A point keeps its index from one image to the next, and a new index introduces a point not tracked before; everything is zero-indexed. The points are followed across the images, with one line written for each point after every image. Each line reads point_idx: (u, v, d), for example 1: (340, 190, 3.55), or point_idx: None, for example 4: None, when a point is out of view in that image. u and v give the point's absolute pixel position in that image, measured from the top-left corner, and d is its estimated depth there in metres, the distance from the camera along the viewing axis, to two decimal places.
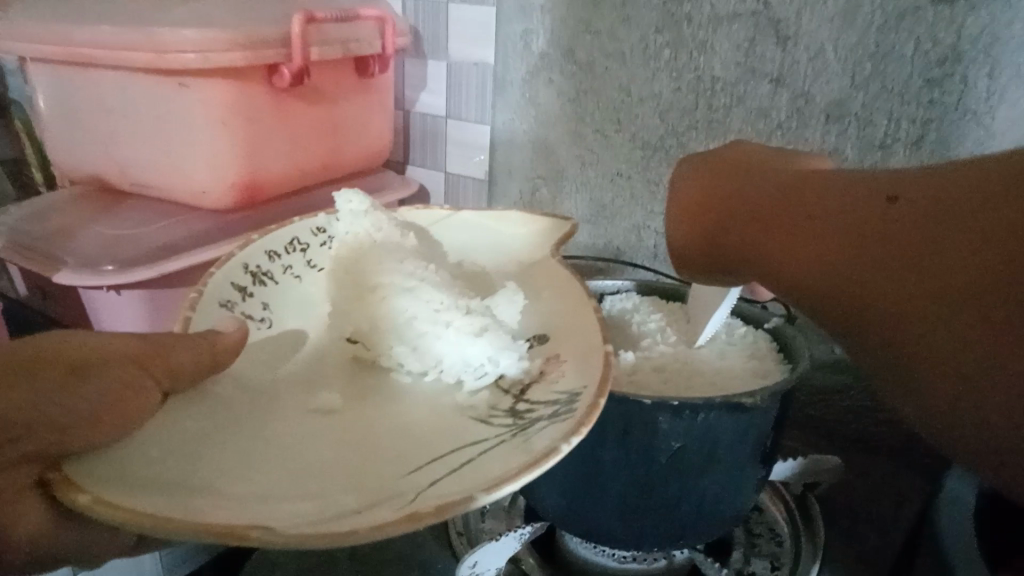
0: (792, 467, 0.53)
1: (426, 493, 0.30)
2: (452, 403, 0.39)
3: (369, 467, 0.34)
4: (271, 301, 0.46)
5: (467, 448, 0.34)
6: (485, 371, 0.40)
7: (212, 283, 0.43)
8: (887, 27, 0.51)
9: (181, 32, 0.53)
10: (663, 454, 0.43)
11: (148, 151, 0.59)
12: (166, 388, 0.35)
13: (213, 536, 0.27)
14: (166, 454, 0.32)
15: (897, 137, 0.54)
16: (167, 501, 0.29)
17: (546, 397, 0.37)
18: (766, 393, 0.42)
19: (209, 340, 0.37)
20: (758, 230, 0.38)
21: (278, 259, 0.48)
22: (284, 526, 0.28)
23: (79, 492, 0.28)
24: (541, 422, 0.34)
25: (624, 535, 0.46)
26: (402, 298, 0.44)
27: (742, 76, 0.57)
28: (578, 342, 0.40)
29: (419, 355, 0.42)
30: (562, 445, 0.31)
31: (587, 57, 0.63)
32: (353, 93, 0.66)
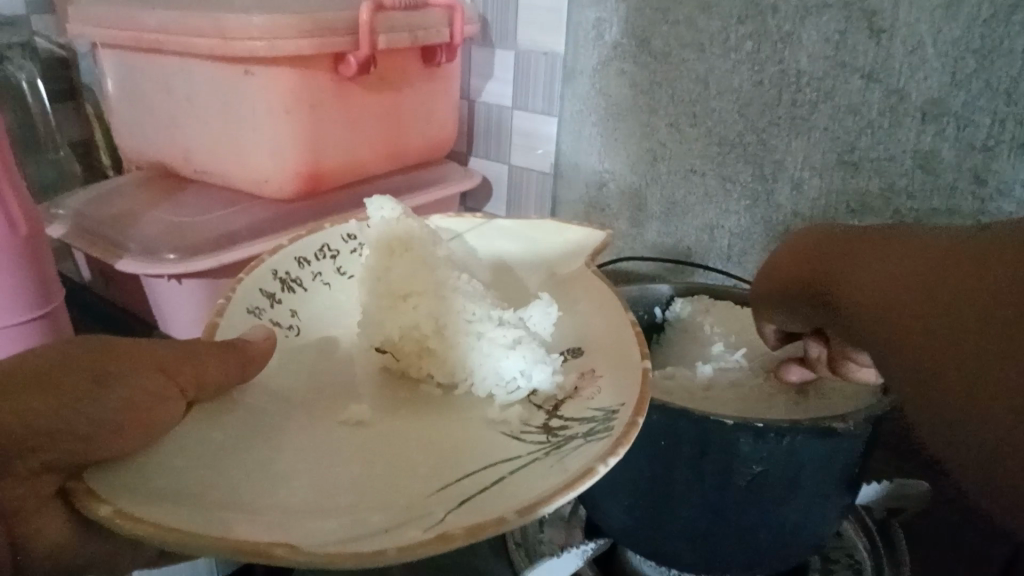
0: (877, 490, 0.50)
1: (458, 514, 0.26)
2: (482, 419, 0.35)
3: (393, 483, 0.29)
4: (300, 309, 0.41)
5: (493, 466, 0.29)
6: (517, 387, 0.36)
7: (240, 289, 0.39)
8: (996, 20, 0.47)
9: (247, 17, 0.51)
10: (742, 478, 0.37)
11: (212, 140, 0.58)
12: (192, 398, 0.31)
13: (236, 550, 0.23)
14: (192, 463, 0.28)
15: (1001, 139, 0.49)
16: (195, 516, 0.25)
17: (579, 414, 0.32)
18: (860, 417, 0.36)
19: (238, 349, 0.34)
20: (840, 278, 0.35)
21: (308, 265, 0.44)
22: (311, 544, 0.24)
23: (100, 502, 0.25)
24: (575, 441, 0.30)
25: (693, 561, 0.40)
26: (437, 303, 0.40)
27: (830, 71, 0.53)
28: (615, 356, 0.36)
29: (451, 365, 0.38)
30: (599, 465, 0.27)
31: (663, 46, 0.59)
32: (418, 82, 0.63)
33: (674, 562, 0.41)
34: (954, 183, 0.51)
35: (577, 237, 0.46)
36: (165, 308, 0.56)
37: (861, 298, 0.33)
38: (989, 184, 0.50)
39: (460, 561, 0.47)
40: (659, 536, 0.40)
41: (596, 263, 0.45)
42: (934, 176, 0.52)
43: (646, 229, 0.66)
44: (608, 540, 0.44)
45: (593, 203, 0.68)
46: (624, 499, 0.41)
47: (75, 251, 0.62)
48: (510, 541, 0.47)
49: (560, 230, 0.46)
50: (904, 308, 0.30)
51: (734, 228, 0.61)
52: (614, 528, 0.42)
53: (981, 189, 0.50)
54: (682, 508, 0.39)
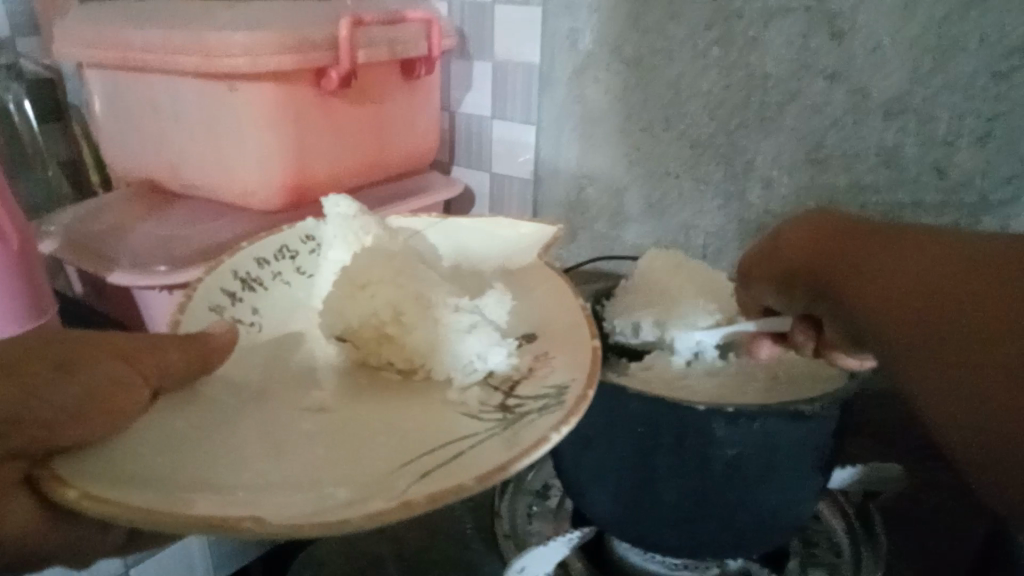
0: (851, 475, 0.50)
1: (419, 485, 0.27)
2: (440, 400, 0.36)
3: (355, 459, 0.31)
4: (262, 307, 0.43)
5: (452, 442, 0.31)
6: (475, 368, 0.37)
7: (199, 290, 0.41)
8: (951, 19, 0.49)
9: (230, 35, 0.53)
10: (719, 461, 0.38)
11: (198, 155, 0.59)
12: (155, 387, 0.32)
13: (204, 524, 0.25)
14: (155, 449, 0.30)
15: (961, 133, 0.51)
16: (161, 496, 0.26)
17: (534, 392, 0.34)
18: (828, 399, 0.38)
19: (200, 341, 0.34)
20: (850, 261, 0.35)
21: (267, 266, 0.45)
22: (278, 516, 0.25)
23: (66, 487, 0.26)
24: (530, 415, 0.31)
25: (675, 544, 0.41)
26: (393, 290, 0.41)
27: (795, 72, 0.55)
28: (568, 337, 0.38)
29: (410, 350, 0.40)
30: (552, 434, 0.29)
31: (634, 53, 0.61)
32: (398, 94, 0.65)
33: (657, 546, 0.42)
34: (918, 176, 0.53)
35: (527, 232, 0.48)
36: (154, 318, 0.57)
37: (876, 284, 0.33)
38: (951, 177, 0.52)
39: (451, 554, 0.48)
40: (642, 520, 0.42)
41: (548, 255, 0.47)
42: (900, 171, 0.54)
43: (626, 230, 0.67)
44: (594, 528, 0.46)
45: (573, 206, 0.70)
46: (607, 486, 0.42)
47: (66, 268, 0.63)
48: (499, 533, 0.49)
49: (513, 225, 0.48)
50: (924, 295, 0.30)
51: (710, 228, 0.63)
52: (600, 515, 0.43)
53: (944, 182, 0.53)
54: (663, 492, 0.40)
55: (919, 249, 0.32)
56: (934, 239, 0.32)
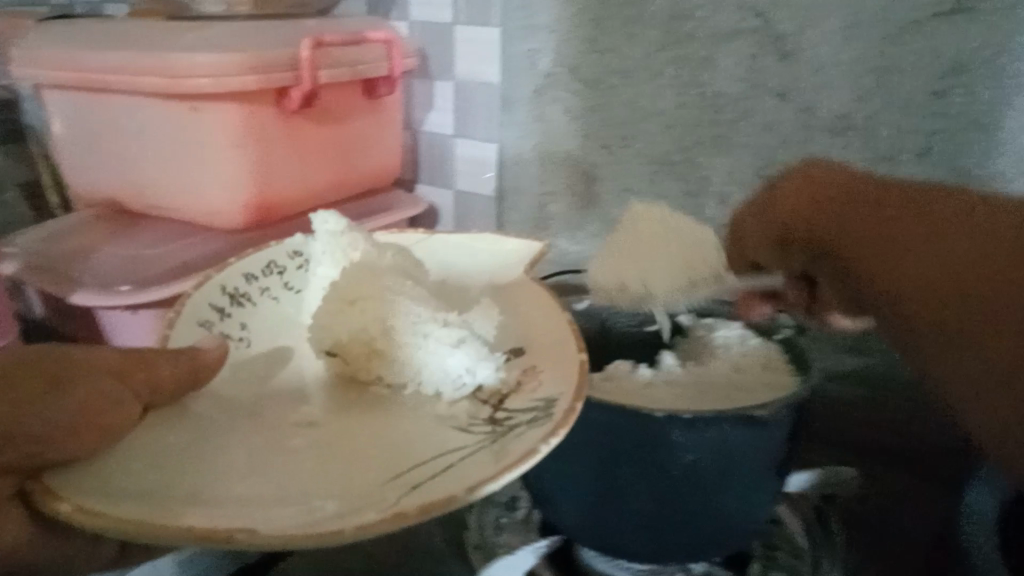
0: (808, 479, 0.52)
1: (409, 497, 0.28)
2: (431, 413, 0.37)
3: (347, 475, 0.32)
4: (251, 322, 0.44)
5: (443, 455, 0.32)
6: (464, 383, 0.38)
7: (188, 304, 0.42)
8: (890, 41, 0.52)
9: (193, 57, 0.54)
10: (677, 468, 0.40)
11: (162, 176, 0.60)
12: (146, 402, 0.33)
13: (197, 537, 0.26)
14: (147, 463, 0.31)
15: (903, 148, 0.54)
16: (151, 508, 0.28)
17: (523, 405, 0.35)
18: (779, 404, 0.40)
19: (190, 356, 0.35)
20: (840, 212, 0.40)
21: (256, 280, 0.46)
22: (267, 529, 0.26)
23: (58, 500, 0.27)
24: (520, 427, 0.32)
25: (639, 550, 0.43)
26: (383, 306, 0.41)
27: (746, 91, 0.57)
28: (556, 352, 0.39)
29: (400, 366, 0.40)
30: (540, 445, 0.30)
31: (592, 73, 0.63)
32: (361, 114, 0.66)
33: (621, 553, 0.43)
34: None
35: (513, 247, 0.49)
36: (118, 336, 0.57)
37: (890, 248, 0.37)
38: None
39: (422, 567, 0.49)
40: (608, 527, 0.43)
41: (533, 272, 0.48)
42: None
43: (588, 246, 0.69)
44: (561, 537, 0.47)
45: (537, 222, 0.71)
46: (574, 495, 0.43)
47: (25, 289, 0.63)
48: (468, 545, 0.49)
49: (498, 240, 0.49)
50: (957, 278, 0.34)
51: None
52: (568, 524, 0.44)
53: None
54: (627, 498, 0.41)
55: (895, 198, 0.38)
56: (894, 192, 0.39)
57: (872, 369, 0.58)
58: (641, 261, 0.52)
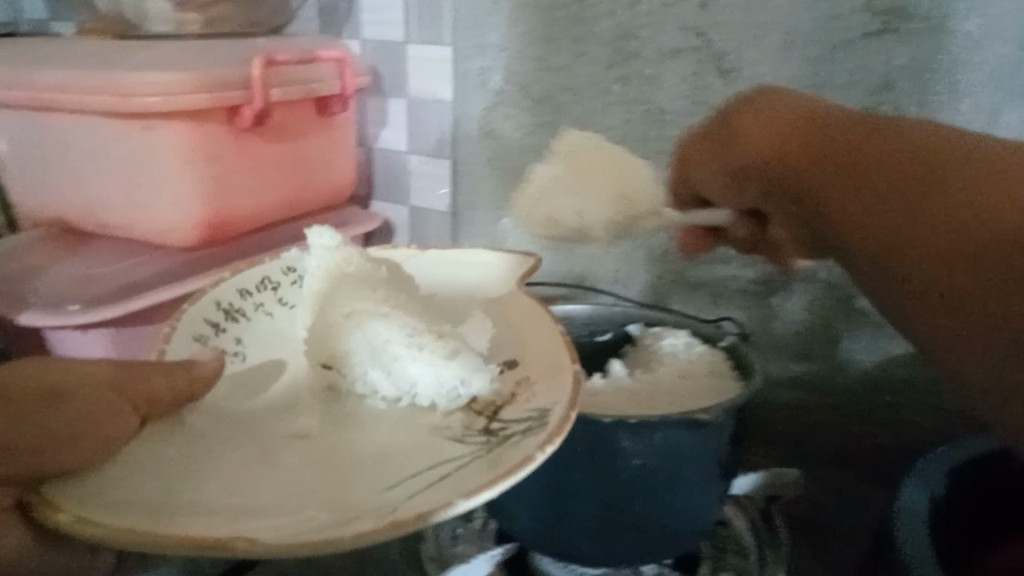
0: (752, 480, 0.53)
1: (407, 504, 0.29)
2: (426, 424, 0.38)
3: (343, 487, 0.32)
4: (245, 336, 0.44)
5: (438, 465, 0.33)
6: (459, 394, 0.39)
7: (185, 318, 0.42)
8: (822, 59, 0.54)
9: (142, 75, 0.54)
10: (625, 472, 0.41)
11: (113, 193, 0.59)
12: (144, 415, 0.34)
13: (195, 546, 0.27)
14: (147, 479, 0.32)
15: None
16: (147, 519, 0.29)
17: (518, 416, 0.35)
18: (721, 408, 0.41)
19: (187, 369, 0.36)
20: (809, 174, 0.39)
21: (250, 296, 0.47)
22: (268, 537, 0.27)
23: (57, 510, 0.29)
24: (516, 436, 0.33)
25: (591, 554, 0.44)
26: (377, 321, 0.42)
27: (689, 108, 0.60)
28: (546, 361, 0.39)
29: (393, 379, 0.40)
30: (538, 453, 0.31)
31: (542, 90, 0.65)
32: (315, 131, 0.67)
33: (574, 558, 0.44)
34: None
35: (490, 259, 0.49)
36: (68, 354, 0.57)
37: (850, 209, 0.36)
38: None
39: None
40: (560, 532, 0.44)
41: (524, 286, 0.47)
42: None
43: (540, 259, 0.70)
44: (515, 544, 0.49)
45: (492, 237, 0.72)
46: (528, 503, 0.44)
47: None
48: (425, 556, 0.50)
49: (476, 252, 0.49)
50: (905, 240, 0.34)
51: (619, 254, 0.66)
52: (521, 531, 0.45)
53: None
54: (576, 504, 0.42)
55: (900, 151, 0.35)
56: (903, 142, 0.36)
57: (810, 374, 0.60)
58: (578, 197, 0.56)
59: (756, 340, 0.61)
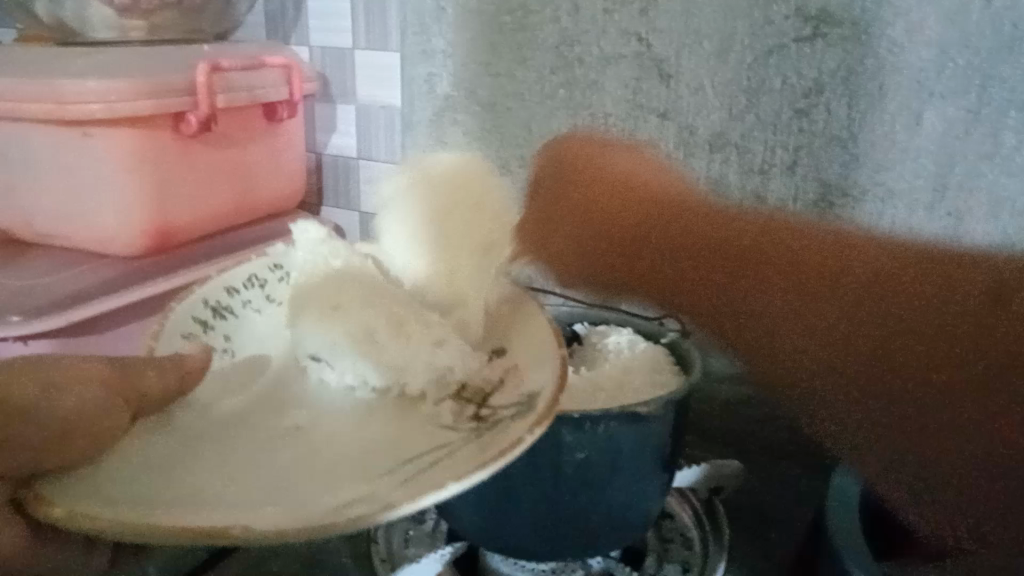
0: (695, 472, 0.55)
1: (401, 488, 0.31)
2: (417, 415, 0.39)
3: (341, 471, 0.34)
4: (232, 333, 0.48)
5: (433, 448, 0.34)
6: (449, 381, 0.40)
7: (175, 316, 0.46)
8: (756, 64, 0.56)
9: (83, 83, 0.53)
10: (569, 466, 0.42)
11: (53, 201, 0.59)
12: (136, 411, 0.35)
13: (197, 535, 0.29)
14: (138, 470, 0.33)
15: (773, 163, 0.58)
16: (143, 509, 0.30)
17: (507, 399, 0.37)
18: (660, 401, 0.42)
19: (176, 363, 0.38)
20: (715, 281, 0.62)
21: (237, 294, 0.50)
22: (265, 523, 0.29)
23: (50, 505, 0.30)
24: (505, 418, 0.35)
25: (537, 549, 0.44)
26: (362, 310, 0.44)
27: (631, 112, 0.61)
28: (535, 351, 0.41)
29: (381, 367, 0.42)
30: (527, 434, 0.33)
31: (488, 96, 0.66)
32: (264, 137, 0.67)
33: (521, 553, 0.45)
34: (742, 203, 0.60)
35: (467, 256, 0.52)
36: None
37: (740, 286, 0.61)
38: (769, 202, 0.59)
39: None
40: (506, 528, 0.44)
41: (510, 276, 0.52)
42: (726, 198, 0.60)
43: None
44: (464, 543, 0.50)
45: None
46: (473, 501, 0.45)
47: None
48: (375, 557, 0.50)
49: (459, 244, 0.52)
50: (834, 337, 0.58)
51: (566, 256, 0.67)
52: (469, 529, 0.46)
53: (762, 206, 0.59)
54: (521, 499, 0.43)
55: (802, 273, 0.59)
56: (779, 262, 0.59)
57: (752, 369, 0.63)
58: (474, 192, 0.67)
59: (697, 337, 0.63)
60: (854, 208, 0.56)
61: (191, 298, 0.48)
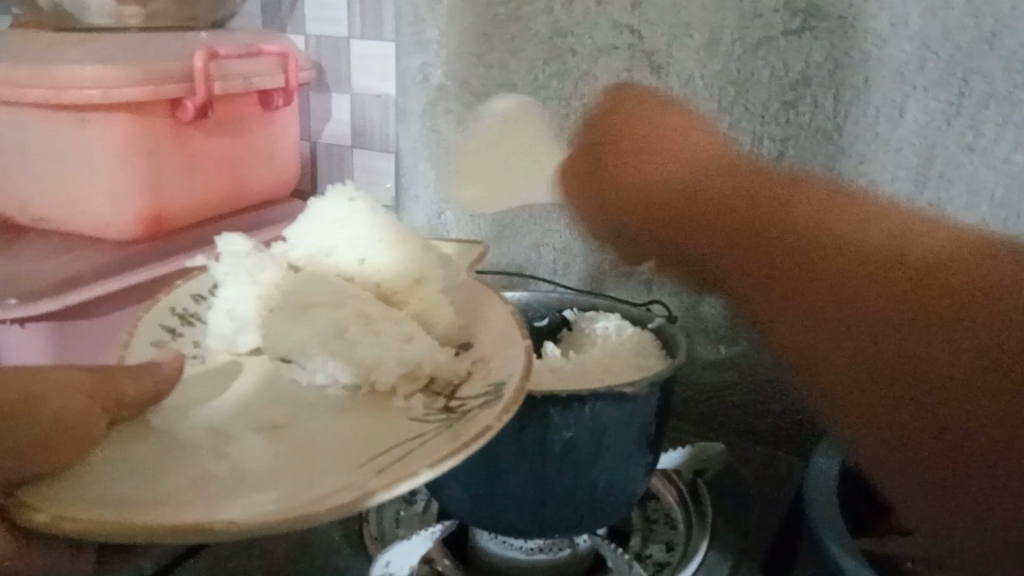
0: (680, 455, 0.56)
1: (376, 479, 0.31)
2: (389, 409, 0.39)
3: (318, 462, 0.34)
4: (201, 339, 0.45)
5: (404, 443, 0.35)
6: (419, 374, 0.40)
7: (141, 326, 0.44)
8: (745, 56, 0.57)
9: (81, 69, 0.54)
10: (557, 444, 0.43)
11: (49, 186, 0.59)
12: (112, 418, 0.35)
13: (175, 531, 0.28)
14: (114, 477, 0.32)
15: (761, 155, 0.59)
16: (122, 510, 0.29)
17: (474, 391, 0.38)
18: (647, 381, 0.43)
19: (150, 371, 0.37)
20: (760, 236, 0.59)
21: (204, 300, 0.48)
22: (242, 518, 0.29)
23: (34, 510, 0.29)
24: (473, 410, 0.36)
25: (525, 525, 0.45)
26: (334, 310, 0.43)
27: (622, 103, 0.62)
28: (500, 342, 0.42)
29: (353, 365, 0.41)
30: (495, 422, 0.34)
31: (482, 86, 0.66)
32: (260, 124, 0.67)
33: (510, 531, 0.46)
34: None
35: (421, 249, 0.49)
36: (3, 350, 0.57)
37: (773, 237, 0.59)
38: None
39: (321, 561, 0.50)
40: (496, 506, 0.45)
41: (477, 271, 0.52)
42: None
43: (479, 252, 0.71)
44: (454, 521, 0.50)
45: (434, 228, 0.72)
46: (464, 479, 0.45)
47: None
48: (367, 536, 0.51)
49: (404, 240, 0.48)
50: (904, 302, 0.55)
51: (558, 245, 0.68)
52: (458, 508, 0.46)
53: None
54: (511, 478, 0.44)
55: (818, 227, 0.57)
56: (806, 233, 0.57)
57: (736, 358, 0.63)
58: (511, 158, 0.67)
59: (684, 323, 0.64)
60: None
61: (157, 306, 0.46)
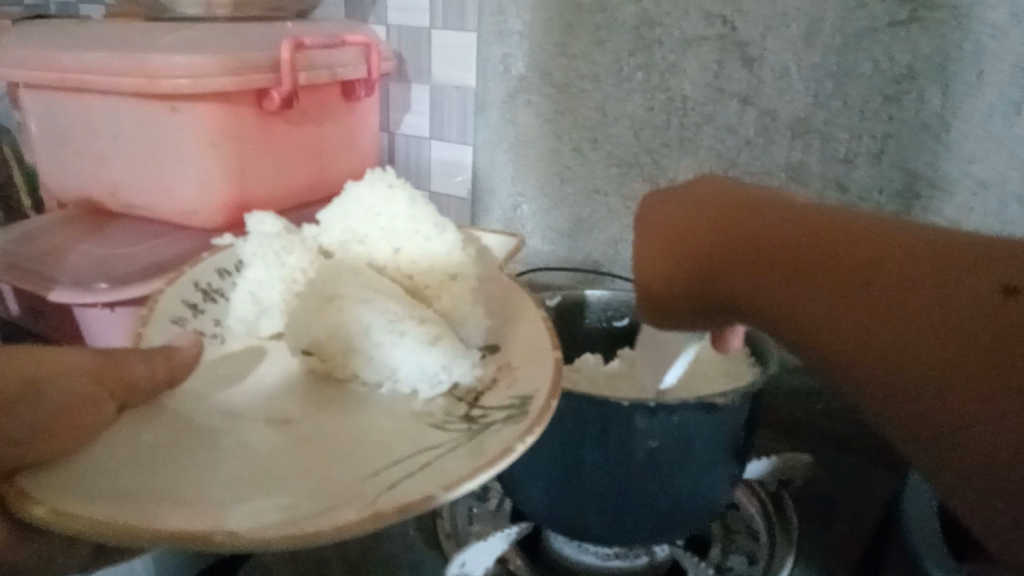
0: (764, 467, 0.54)
1: (388, 494, 0.29)
2: (406, 411, 0.37)
3: (319, 471, 0.32)
4: (221, 317, 0.45)
5: (417, 453, 0.32)
6: (440, 380, 0.38)
7: (162, 302, 0.44)
8: (847, 48, 0.54)
9: (172, 58, 0.55)
10: (641, 451, 0.41)
11: (135, 171, 0.61)
12: (122, 402, 0.34)
13: (172, 537, 0.26)
14: (121, 466, 0.31)
15: (858, 151, 0.56)
16: (127, 509, 0.28)
17: (498, 402, 0.35)
18: (738, 393, 0.42)
19: (166, 355, 0.36)
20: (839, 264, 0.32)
21: (229, 275, 0.49)
22: (247, 528, 0.27)
23: (34, 503, 0.27)
24: (495, 425, 0.33)
25: (603, 531, 0.44)
26: (358, 307, 0.41)
27: (710, 96, 0.59)
28: (530, 351, 0.39)
29: (375, 366, 0.39)
30: (517, 445, 0.31)
31: (564, 78, 0.65)
32: (338, 113, 0.67)
33: (587, 536, 0.45)
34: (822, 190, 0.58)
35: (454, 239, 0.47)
36: (92, 329, 0.58)
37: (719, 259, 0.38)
38: (850, 191, 0.57)
39: (394, 553, 0.50)
40: (574, 510, 0.44)
41: (509, 265, 0.51)
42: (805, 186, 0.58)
43: (555, 245, 0.70)
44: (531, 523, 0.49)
45: (509, 221, 0.71)
46: (542, 481, 0.44)
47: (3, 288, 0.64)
48: (440, 532, 0.51)
49: (443, 225, 0.47)
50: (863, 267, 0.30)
51: None
52: (534, 509, 0.46)
53: (845, 196, 0.57)
54: (591, 482, 0.43)
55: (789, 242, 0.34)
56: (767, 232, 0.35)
57: None
58: None
59: None
60: (943, 198, 0.55)
61: (182, 279, 0.46)
